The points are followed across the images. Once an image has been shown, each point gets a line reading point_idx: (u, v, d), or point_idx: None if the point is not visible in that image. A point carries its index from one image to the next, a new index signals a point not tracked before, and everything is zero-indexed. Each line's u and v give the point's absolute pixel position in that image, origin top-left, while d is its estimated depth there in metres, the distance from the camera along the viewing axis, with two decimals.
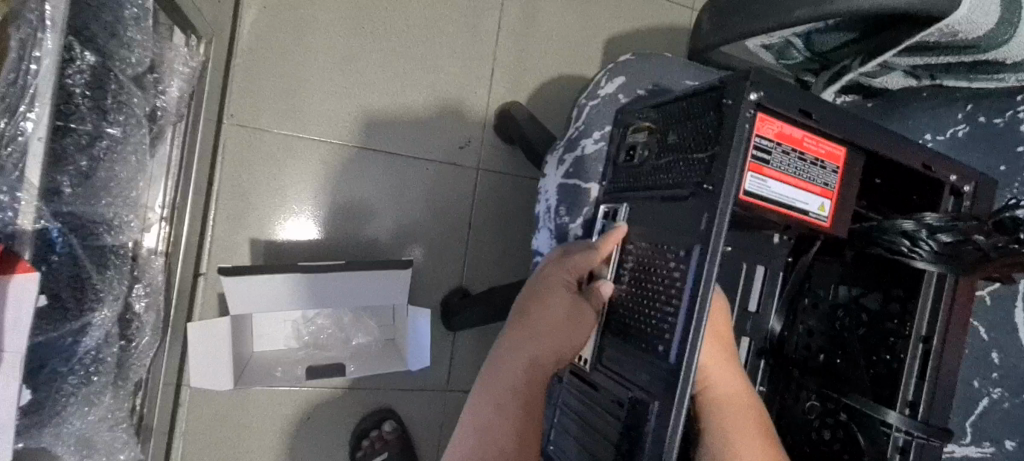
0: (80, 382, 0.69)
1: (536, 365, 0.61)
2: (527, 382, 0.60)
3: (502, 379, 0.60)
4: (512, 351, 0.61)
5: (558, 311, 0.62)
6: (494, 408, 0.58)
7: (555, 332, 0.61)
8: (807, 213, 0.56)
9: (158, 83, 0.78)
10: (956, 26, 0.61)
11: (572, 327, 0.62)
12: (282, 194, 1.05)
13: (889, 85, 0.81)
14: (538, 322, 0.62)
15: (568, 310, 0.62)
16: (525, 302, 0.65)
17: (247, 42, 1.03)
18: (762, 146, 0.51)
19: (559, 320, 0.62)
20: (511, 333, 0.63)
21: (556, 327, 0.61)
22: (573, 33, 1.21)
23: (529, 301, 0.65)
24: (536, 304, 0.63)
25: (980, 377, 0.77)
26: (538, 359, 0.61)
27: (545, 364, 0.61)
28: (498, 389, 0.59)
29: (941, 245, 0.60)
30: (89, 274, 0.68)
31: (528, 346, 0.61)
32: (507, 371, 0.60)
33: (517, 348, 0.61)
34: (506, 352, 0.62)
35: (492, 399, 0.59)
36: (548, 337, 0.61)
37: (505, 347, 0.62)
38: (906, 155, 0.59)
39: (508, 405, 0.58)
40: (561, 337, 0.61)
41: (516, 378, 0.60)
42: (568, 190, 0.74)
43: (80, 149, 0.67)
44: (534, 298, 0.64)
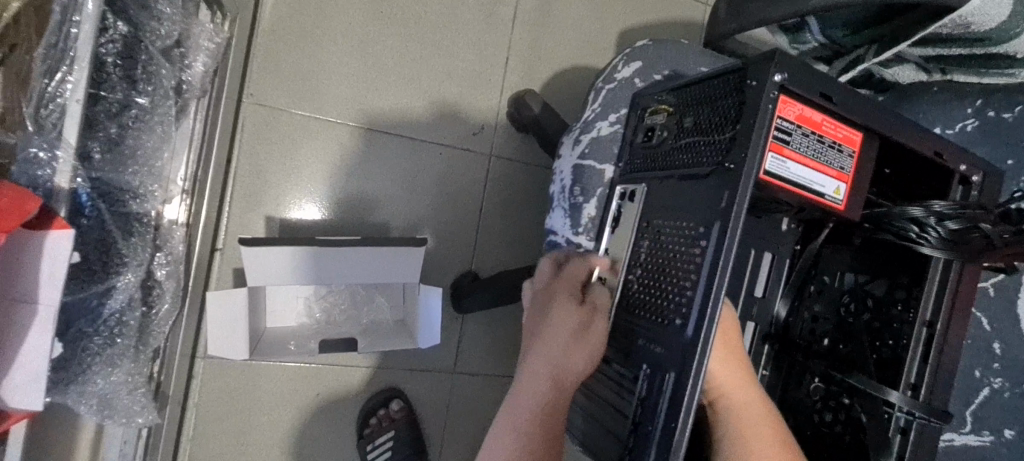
0: (105, 343, 0.72)
1: (559, 380, 0.59)
2: (552, 400, 0.58)
3: (524, 396, 0.58)
4: (530, 368, 0.60)
5: (569, 319, 0.61)
6: (520, 419, 0.58)
7: (568, 330, 0.61)
8: (823, 196, 0.56)
9: (184, 58, 0.81)
10: (969, 17, 0.63)
11: (585, 331, 0.61)
12: (298, 174, 1.07)
13: (900, 78, 0.81)
14: (550, 332, 0.61)
15: (580, 319, 0.62)
16: (533, 321, 0.64)
17: (268, 23, 1.05)
18: (783, 127, 0.52)
19: (572, 328, 0.61)
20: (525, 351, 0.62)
21: (570, 335, 0.60)
22: (588, 24, 1.23)
23: (536, 317, 0.64)
24: (544, 317, 0.63)
25: (981, 367, 0.79)
26: (561, 373, 0.59)
27: (568, 378, 0.59)
28: (524, 400, 0.58)
29: (949, 231, 0.61)
30: (115, 239, 0.71)
31: (546, 360, 0.59)
32: (531, 390, 0.59)
33: (534, 363, 0.60)
34: (524, 370, 0.61)
35: (517, 418, 0.58)
36: (565, 347, 0.60)
37: (522, 366, 0.61)
38: (919, 142, 0.60)
39: (535, 422, 0.57)
40: (580, 346, 0.60)
41: (541, 393, 0.58)
42: (584, 170, 0.75)
43: (111, 117, 0.70)
44: (541, 313, 0.64)
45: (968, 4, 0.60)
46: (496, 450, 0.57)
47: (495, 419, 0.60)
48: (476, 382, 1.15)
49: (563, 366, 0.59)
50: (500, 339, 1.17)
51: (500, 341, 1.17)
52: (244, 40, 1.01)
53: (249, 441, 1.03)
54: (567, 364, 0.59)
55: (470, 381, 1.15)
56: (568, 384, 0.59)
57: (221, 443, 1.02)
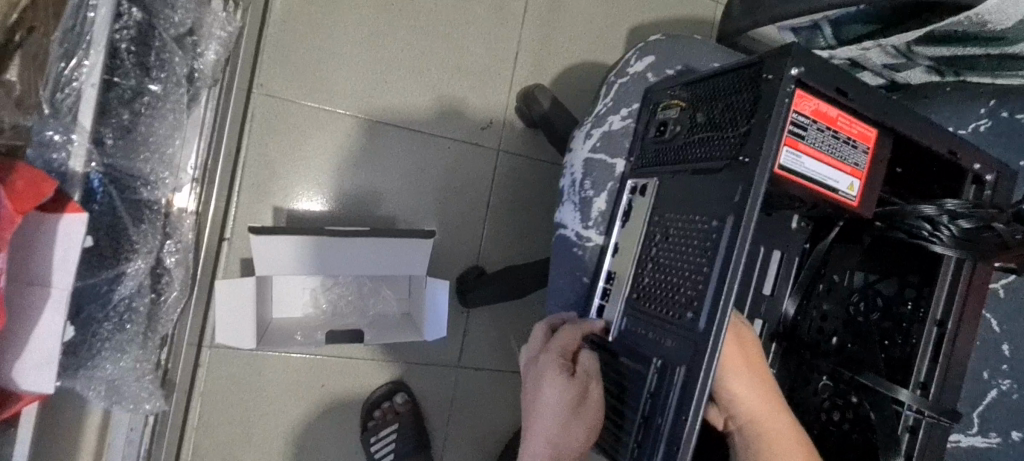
0: (115, 329, 0.72)
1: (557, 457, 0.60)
2: None
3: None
4: (530, 446, 0.61)
5: (561, 396, 0.60)
6: None
7: (562, 406, 0.60)
8: (836, 191, 0.56)
9: (196, 46, 0.80)
10: (985, 16, 0.62)
11: (580, 403, 0.61)
12: (306, 165, 1.07)
13: (910, 79, 0.81)
14: (543, 412, 0.61)
15: (573, 392, 0.61)
16: (529, 392, 0.64)
17: (279, 13, 1.05)
18: (799, 122, 0.52)
19: (565, 404, 0.60)
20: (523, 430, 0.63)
21: (564, 411, 0.60)
22: (597, 20, 1.23)
23: (530, 394, 0.64)
24: (536, 395, 0.62)
25: (990, 369, 0.79)
26: (558, 451, 0.60)
27: (567, 454, 0.60)
28: None
29: (961, 230, 0.61)
30: (125, 225, 0.71)
31: (543, 441, 0.60)
32: None
33: (532, 443, 0.61)
34: (523, 449, 0.62)
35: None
36: (560, 426, 0.60)
37: (523, 443, 0.62)
38: (934, 140, 0.59)
39: None
40: (576, 421, 0.60)
41: None
42: (595, 164, 0.75)
43: (123, 103, 0.71)
44: (534, 389, 0.63)
45: (987, 3, 0.59)
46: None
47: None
48: (480, 376, 1.15)
49: (559, 445, 0.60)
50: (505, 334, 1.17)
51: (504, 336, 1.17)
52: (255, 30, 1.01)
53: (253, 431, 1.03)
54: (564, 441, 0.60)
55: (474, 376, 1.15)
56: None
57: (225, 432, 1.02)
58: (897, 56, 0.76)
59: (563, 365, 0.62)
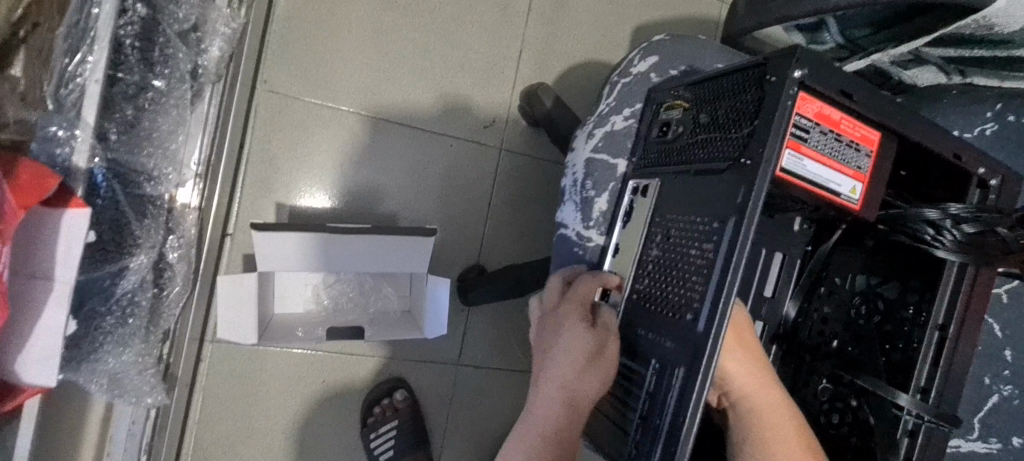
0: (117, 323, 0.72)
1: (571, 406, 0.59)
2: (564, 425, 0.58)
3: (536, 420, 0.59)
4: (542, 391, 0.60)
5: (580, 342, 0.61)
6: (532, 446, 0.57)
7: (579, 352, 0.60)
8: (838, 195, 0.55)
9: (201, 42, 0.80)
10: (994, 18, 0.62)
11: (598, 352, 0.60)
12: (309, 161, 1.07)
13: (919, 81, 0.80)
14: (561, 357, 0.60)
15: (591, 341, 0.61)
16: (545, 341, 0.64)
17: (283, 9, 1.05)
18: (801, 124, 0.52)
19: (585, 352, 0.60)
20: (536, 377, 0.62)
21: (582, 358, 0.60)
22: (602, 19, 1.22)
23: (546, 341, 0.64)
24: (554, 341, 0.62)
25: (992, 374, 0.78)
26: (572, 398, 0.59)
27: (580, 402, 0.59)
28: (535, 426, 0.58)
29: (964, 235, 0.61)
30: (128, 219, 0.71)
31: (558, 386, 0.59)
32: (543, 414, 0.59)
33: (546, 389, 0.60)
34: (534, 395, 0.61)
35: (531, 439, 0.58)
36: (576, 371, 0.59)
37: (534, 389, 0.61)
38: (938, 144, 0.59)
39: (548, 447, 0.57)
40: (593, 369, 0.59)
41: (553, 417, 0.58)
42: (597, 165, 0.74)
43: (127, 98, 0.71)
44: (550, 336, 0.63)
45: (995, 5, 0.59)
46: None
47: (507, 441, 0.60)
48: (480, 374, 1.16)
49: (574, 391, 0.59)
50: (505, 333, 1.17)
51: (505, 335, 1.17)
52: (259, 26, 1.01)
53: (255, 426, 1.04)
54: (579, 388, 0.59)
55: (474, 373, 1.15)
56: (580, 408, 0.59)
57: (226, 427, 1.03)
58: (904, 57, 0.76)
59: (584, 316, 0.63)
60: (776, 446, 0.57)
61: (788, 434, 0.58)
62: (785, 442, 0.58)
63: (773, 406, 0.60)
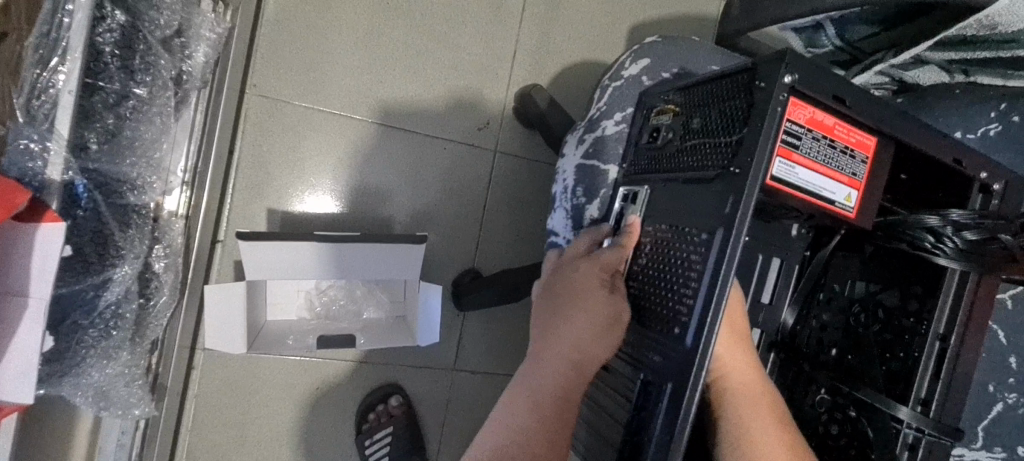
0: (101, 335, 0.71)
1: (578, 365, 0.58)
2: (568, 385, 0.57)
3: (542, 376, 0.57)
4: (552, 347, 0.58)
5: (601, 308, 0.59)
6: (531, 402, 0.56)
7: (596, 318, 0.58)
8: (832, 203, 0.54)
9: (184, 48, 0.79)
10: (996, 18, 0.60)
11: (613, 322, 0.59)
12: (301, 166, 1.06)
13: (921, 81, 0.78)
14: (575, 317, 0.59)
15: (609, 308, 0.59)
16: (558, 298, 0.62)
17: (273, 13, 1.04)
18: (792, 131, 0.50)
19: (602, 317, 0.58)
20: (544, 333, 0.60)
21: (600, 323, 0.58)
22: (598, 18, 1.20)
23: (559, 298, 0.61)
24: (572, 301, 0.60)
25: (996, 382, 0.75)
26: (580, 360, 0.58)
27: (588, 365, 0.58)
28: (541, 381, 0.57)
29: (965, 242, 0.59)
30: (112, 230, 0.70)
31: (568, 345, 0.58)
32: (550, 370, 0.57)
33: (554, 347, 0.58)
34: (539, 351, 0.59)
35: (535, 393, 0.57)
36: (590, 336, 0.58)
37: (542, 344, 0.59)
38: (937, 148, 0.57)
39: (548, 404, 0.56)
40: (607, 334, 0.58)
41: (559, 375, 0.57)
42: (588, 171, 0.73)
43: (108, 107, 0.70)
44: (566, 295, 0.61)
45: (998, 5, 0.57)
46: (510, 419, 0.56)
47: (506, 396, 0.58)
48: (475, 380, 1.14)
49: (585, 354, 0.58)
50: (500, 337, 1.15)
51: (500, 340, 1.15)
52: (247, 30, 1.00)
53: (248, 434, 1.03)
54: (591, 351, 0.58)
55: (469, 379, 1.14)
56: (586, 371, 0.58)
57: (220, 435, 1.02)
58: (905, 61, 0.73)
59: (602, 277, 0.60)
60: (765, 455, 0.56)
61: (776, 441, 0.57)
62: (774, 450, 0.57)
63: (761, 406, 0.60)
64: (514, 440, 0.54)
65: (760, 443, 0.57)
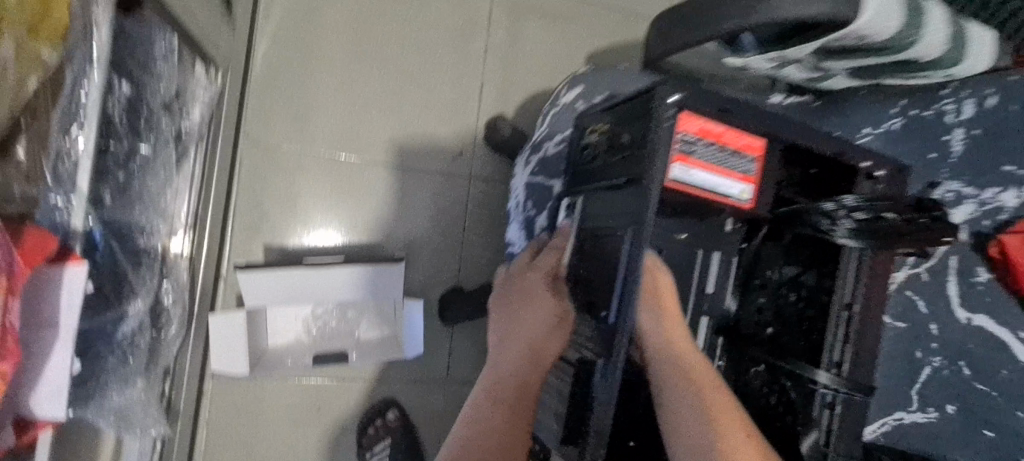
0: (119, 362, 0.79)
1: (534, 356, 0.70)
2: (527, 373, 0.69)
3: (506, 366, 0.70)
4: (511, 343, 0.72)
5: (547, 307, 0.72)
6: (499, 390, 0.68)
7: (544, 314, 0.71)
8: (728, 196, 0.65)
9: (183, 109, 0.91)
10: (863, 32, 0.71)
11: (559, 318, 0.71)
12: (294, 203, 1.17)
13: (835, 86, 0.89)
14: (529, 318, 0.72)
15: (555, 305, 0.72)
16: (513, 304, 0.76)
17: (260, 69, 1.17)
18: (685, 140, 0.60)
19: (548, 313, 0.71)
20: (505, 332, 0.74)
21: (547, 319, 0.71)
22: (557, 49, 1.33)
23: (515, 302, 0.75)
24: (524, 303, 0.74)
25: (921, 349, 0.84)
26: (535, 351, 0.70)
27: (542, 355, 0.70)
28: (505, 371, 0.70)
29: (857, 222, 0.69)
30: (126, 270, 0.80)
31: (525, 339, 0.71)
32: (511, 362, 0.70)
33: (514, 341, 0.72)
34: (502, 350, 0.73)
35: (500, 383, 0.69)
36: (540, 330, 0.71)
37: (504, 343, 0.73)
38: (820, 143, 0.66)
39: (513, 390, 0.68)
40: (554, 328, 0.70)
41: (518, 366, 0.70)
42: (535, 187, 0.84)
43: (119, 164, 0.79)
44: (519, 299, 0.75)
45: (855, 21, 0.69)
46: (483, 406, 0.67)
47: (475, 387, 0.71)
48: (466, 389, 1.23)
49: (537, 345, 0.70)
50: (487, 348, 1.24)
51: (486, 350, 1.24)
52: (238, 87, 1.12)
53: (256, 454, 1.11)
54: (542, 342, 0.70)
55: (460, 389, 1.22)
56: (541, 360, 0.70)
57: (230, 456, 1.10)
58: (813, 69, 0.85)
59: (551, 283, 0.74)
60: (703, 411, 0.65)
61: (711, 400, 0.66)
62: (709, 408, 0.66)
63: (695, 373, 0.69)
64: (485, 421, 0.65)
65: (698, 403, 0.66)
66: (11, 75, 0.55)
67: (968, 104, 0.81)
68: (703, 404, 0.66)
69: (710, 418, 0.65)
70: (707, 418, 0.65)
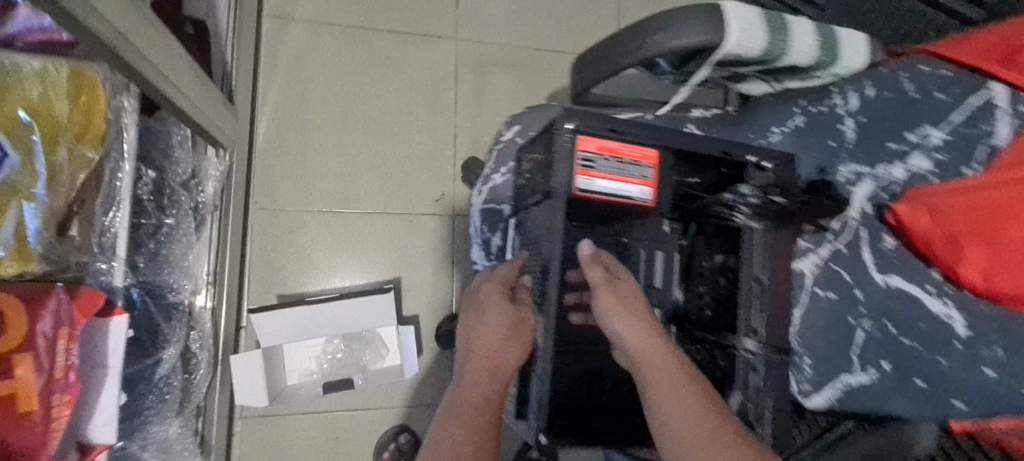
0: (158, 400, 0.95)
1: (498, 366, 0.77)
2: (493, 382, 0.76)
3: (473, 377, 0.76)
4: (476, 355, 0.78)
5: (507, 319, 0.80)
6: (467, 400, 0.73)
7: (505, 326, 0.80)
8: (631, 198, 0.77)
9: (199, 185, 1.10)
10: (735, 49, 0.83)
11: (518, 328, 0.80)
12: (300, 256, 1.34)
13: (750, 91, 0.98)
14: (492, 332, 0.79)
15: (514, 318, 0.81)
16: (473, 318, 0.83)
17: (263, 145, 1.36)
18: (586, 157, 0.74)
19: (508, 325, 0.80)
20: (469, 346, 0.80)
21: (508, 331, 0.80)
22: (519, 95, 1.50)
23: (477, 316, 0.82)
24: (485, 317, 0.81)
25: (852, 313, 0.91)
26: (498, 361, 0.78)
27: (505, 365, 0.78)
28: (472, 381, 0.76)
29: (752, 207, 0.80)
30: (158, 322, 0.96)
31: (490, 351, 0.78)
32: (477, 374, 0.76)
33: (479, 354, 0.78)
34: (467, 362, 0.78)
35: (468, 394, 0.74)
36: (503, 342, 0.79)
37: (469, 355, 0.79)
38: (706, 145, 0.80)
39: (480, 398, 0.74)
40: (514, 339, 0.79)
41: (485, 377, 0.76)
42: (489, 212, 0.99)
43: (150, 235, 0.97)
44: (481, 313, 0.82)
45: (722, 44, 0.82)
46: (452, 417, 0.72)
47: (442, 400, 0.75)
48: None
49: (501, 355, 0.78)
50: None
51: None
52: (245, 162, 1.32)
53: None
54: (505, 353, 0.78)
55: None
56: (504, 369, 0.78)
57: None
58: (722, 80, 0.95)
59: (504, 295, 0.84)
60: (676, 404, 0.68)
61: (682, 392, 0.69)
62: (682, 399, 0.68)
63: (666, 368, 0.71)
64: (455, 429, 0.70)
65: (670, 396, 0.69)
66: (65, 172, 0.73)
67: (852, 96, 0.93)
68: (676, 398, 0.68)
69: (683, 410, 0.67)
70: (681, 410, 0.67)
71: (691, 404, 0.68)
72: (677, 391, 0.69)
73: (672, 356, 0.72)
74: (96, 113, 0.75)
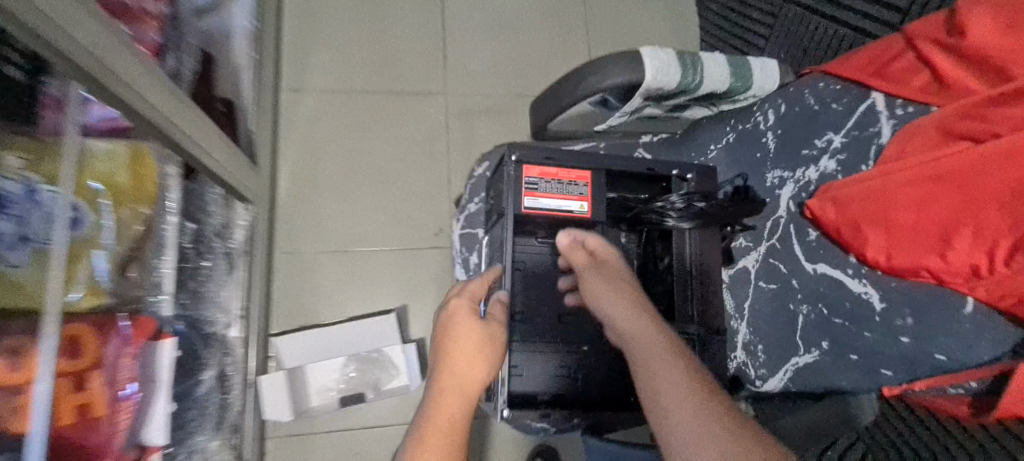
0: (200, 415, 1.13)
1: (467, 388, 0.85)
2: (461, 405, 0.83)
3: (444, 400, 0.83)
4: (447, 377, 0.85)
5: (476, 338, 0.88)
6: (438, 425, 0.81)
7: (475, 345, 0.87)
8: (572, 211, 0.94)
9: (229, 234, 1.31)
10: (656, 84, 1.00)
11: (487, 345, 0.88)
12: (319, 291, 1.53)
13: (697, 113, 1.19)
14: (462, 353, 0.87)
15: (482, 336, 0.89)
16: (446, 335, 0.89)
17: (283, 197, 1.58)
18: (530, 181, 0.92)
19: (477, 344, 0.88)
20: (441, 364, 0.87)
21: (477, 349, 0.87)
22: (504, 137, 1.70)
23: (449, 334, 0.89)
24: (457, 335, 0.88)
25: (792, 300, 1.03)
26: (467, 383, 0.85)
27: (473, 386, 0.85)
28: (442, 405, 0.82)
29: (682, 210, 0.95)
30: (199, 349, 1.15)
31: (460, 372, 0.85)
32: (447, 397, 0.83)
33: (451, 375, 0.85)
34: (439, 383, 0.85)
35: (439, 418, 0.81)
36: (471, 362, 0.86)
37: (440, 375, 0.86)
38: (634, 164, 0.97)
39: (449, 422, 0.81)
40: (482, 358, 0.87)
41: (454, 402, 0.83)
42: (467, 236, 1.15)
43: (192, 277, 1.16)
44: (452, 331, 0.89)
45: (643, 81, 0.98)
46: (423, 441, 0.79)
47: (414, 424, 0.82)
48: None
49: (469, 377, 0.85)
50: None
51: None
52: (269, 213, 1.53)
53: None
54: (473, 373, 0.86)
55: None
56: (471, 389, 0.85)
57: None
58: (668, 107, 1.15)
59: (472, 312, 0.91)
60: (660, 368, 0.74)
61: (666, 358, 0.75)
62: (666, 364, 0.74)
63: (653, 341, 0.79)
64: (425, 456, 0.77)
65: (655, 362, 0.75)
66: (127, 227, 0.94)
67: (769, 113, 1.09)
68: (660, 363, 0.75)
69: (667, 373, 0.73)
70: (663, 374, 0.73)
71: (673, 368, 0.73)
72: (662, 359, 0.75)
73: (660, 332, 0.80)
74: (148, 180, 0.97)
